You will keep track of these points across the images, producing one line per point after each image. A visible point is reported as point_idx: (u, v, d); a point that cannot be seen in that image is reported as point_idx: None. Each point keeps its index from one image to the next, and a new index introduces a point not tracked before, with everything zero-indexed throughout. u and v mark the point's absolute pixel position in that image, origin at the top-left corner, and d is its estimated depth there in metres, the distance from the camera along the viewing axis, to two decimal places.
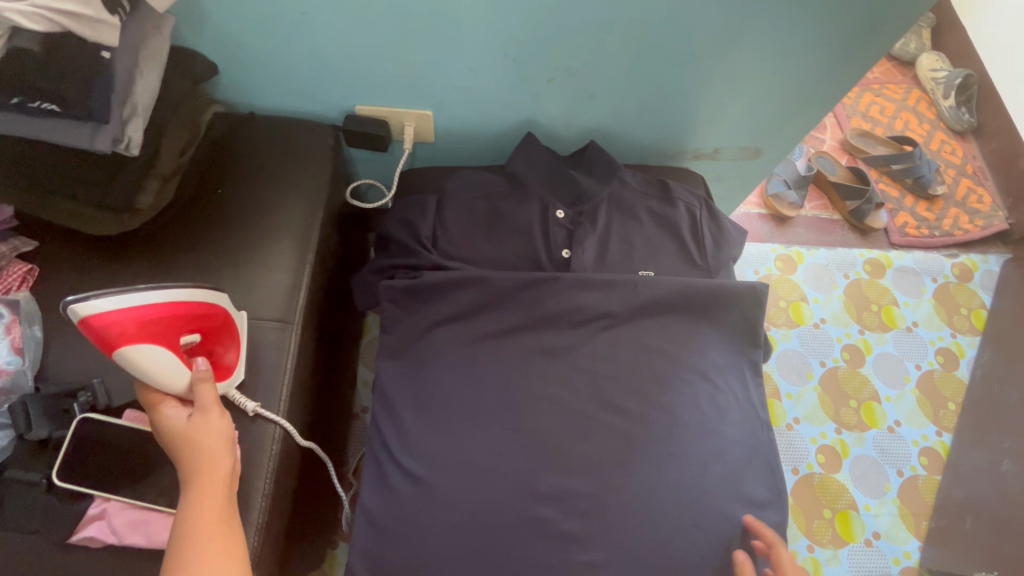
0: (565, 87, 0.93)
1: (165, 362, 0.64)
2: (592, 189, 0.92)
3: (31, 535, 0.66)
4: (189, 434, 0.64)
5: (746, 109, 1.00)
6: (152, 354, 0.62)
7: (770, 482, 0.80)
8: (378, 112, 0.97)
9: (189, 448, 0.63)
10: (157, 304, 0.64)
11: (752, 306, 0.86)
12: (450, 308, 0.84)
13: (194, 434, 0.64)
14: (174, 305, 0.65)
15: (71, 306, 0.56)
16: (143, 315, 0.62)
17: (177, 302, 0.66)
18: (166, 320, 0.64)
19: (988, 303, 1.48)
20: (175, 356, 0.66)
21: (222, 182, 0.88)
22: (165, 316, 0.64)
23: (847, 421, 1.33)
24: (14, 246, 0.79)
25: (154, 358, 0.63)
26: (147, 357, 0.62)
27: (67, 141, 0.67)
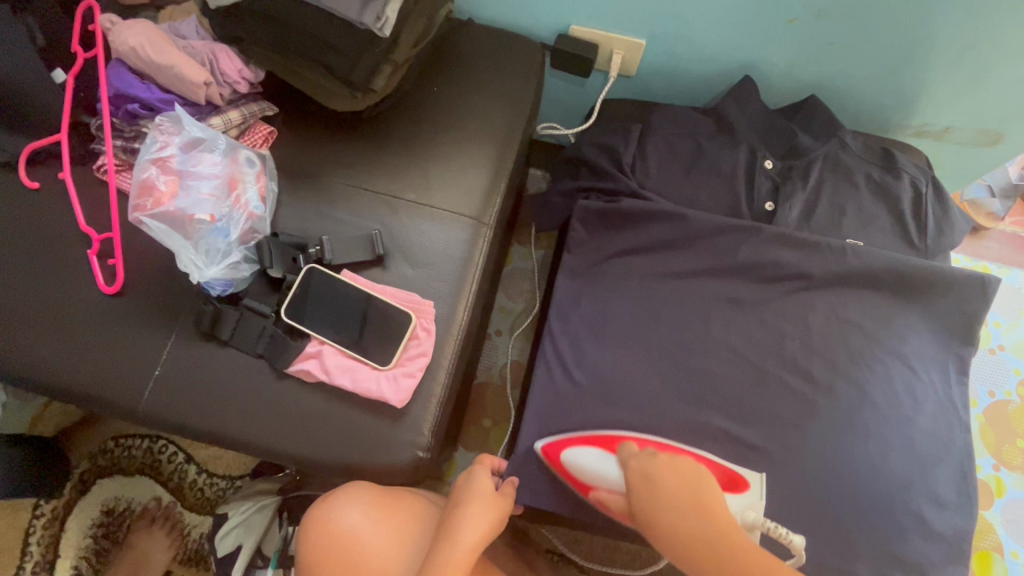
0: (805, 31, 0.86)
1: (599, 464, 0.72)
2: (809, 144, 0.86)
3: (256, 358, 0.74)
4: (637, 487, 0.65)
5: (1004, 89, 0.88)
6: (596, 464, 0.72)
7: (960, 486, 0.74)
8: (592, 35, 0.94)
9: (689, 499, 0.61)
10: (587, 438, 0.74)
11: (975, 298, 0.78)
12: (640, 240, 0.83)
13: (684, 471, 0.64)
14: (585, 437, 0.74)
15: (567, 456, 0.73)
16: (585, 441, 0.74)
17: (591, 436, 0.74)
18: (601, 441, 0.73)
19: None
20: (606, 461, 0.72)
21: (438, 81, 0.91)
22: (613, 438, 0.73)
23: (1009, 460, 1.19)
24: (261, 108, 0.86)
25: (595, 472, 0.72)
26: (580, 464, 0.72)
27: (338, 8, 0.74)
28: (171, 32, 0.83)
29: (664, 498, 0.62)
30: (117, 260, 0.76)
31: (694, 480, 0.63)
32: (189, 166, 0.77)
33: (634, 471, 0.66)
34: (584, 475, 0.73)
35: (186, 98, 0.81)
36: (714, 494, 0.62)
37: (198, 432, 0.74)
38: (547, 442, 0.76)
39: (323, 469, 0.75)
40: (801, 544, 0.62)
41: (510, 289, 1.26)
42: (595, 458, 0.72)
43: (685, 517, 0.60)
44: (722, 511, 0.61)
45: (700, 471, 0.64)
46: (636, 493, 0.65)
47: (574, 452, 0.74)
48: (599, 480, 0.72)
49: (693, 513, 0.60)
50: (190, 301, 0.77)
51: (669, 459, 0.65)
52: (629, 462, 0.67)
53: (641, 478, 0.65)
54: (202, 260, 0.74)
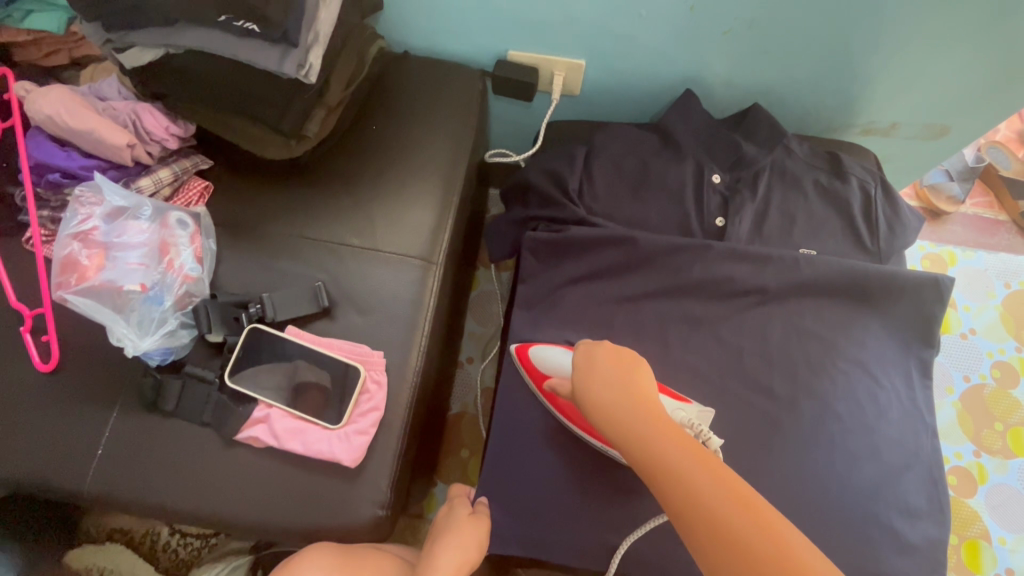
0: (741, 40, 0.85)
1: (558, 356, 0.75)
2: (756, 154, 0.85)
3: (201, 427, 0.71)
4: (580, 366, 0.65)
5: (945, 83, 0.88)
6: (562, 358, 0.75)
7: (931, 493, 0.73)
8: (530, 58, 0.92)
9: (621, 378, 0.62)
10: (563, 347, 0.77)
11: (931, 300, 0.77)
12: (592, 267, 0.81)
13: (626, 359, 0.65)
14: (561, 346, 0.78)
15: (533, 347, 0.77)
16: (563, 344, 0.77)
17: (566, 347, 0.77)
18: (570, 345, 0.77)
19: None
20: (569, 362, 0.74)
21: (376, 118, 0.89)
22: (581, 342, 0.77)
23: (988, 444, 1.19)
24: (194, 163, 0.83)
25: (556, 364, 0.75)
26: (545, 355, 0.76)
27: (259, 60, 0.70)
28: (92, 94, 0.80)
29: (600, 375, 0.63)
30: (50, 337, 0.73)
31: (631, 366, 0.64)
32: (116, 236, 0.75)
33: (580, 353, 0.67)
34: (544, 366, 0.76)
35: (110, 161, 0.78)
36: (647, 380, 0.62)
37: (147, 509, 0.71)
38: (520, 343, 0.80)
39: (280, 536, 0.72)
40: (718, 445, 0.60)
41: (478, 315, 1.24)
42: (556, 352, 0.76)
43: (612, 388, 0.61)
44: (651, 393, 0.61)
45: (639, 361, 0.64)
46: (576, 371, 0.65)
47: (541, 347, 0.77)
48: (555, 370, 0.75)
49: (622, 389, 0.61)
50: (129, 374, 0.74)
51: (616, 348, 0.66)
52: (580, 346, 0.68)
53: (585, 358, 0.66)
54: (136, 332, 0.72)
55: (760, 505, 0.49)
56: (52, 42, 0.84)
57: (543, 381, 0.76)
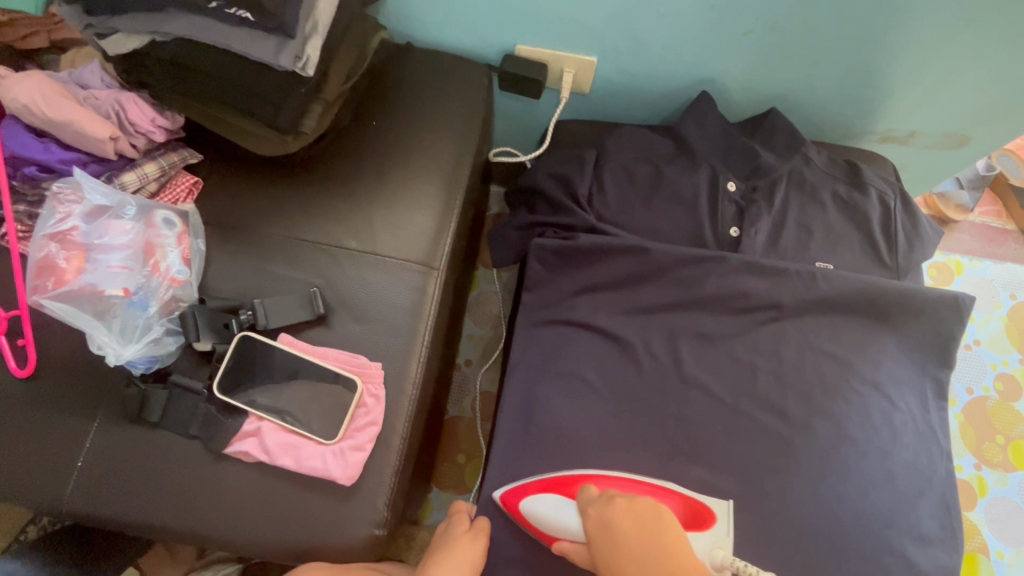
0: (762, 42, 0.81)
1: (558, 511, 0.67)
2: (773, 162, 0.82)
3: (189, 440, 0.68)
4: (597, 537, 0.62)
5: (969, 93, 0.85)
6: (564, 515, 0.66)
7: (944, 518, 0.71)
8: (540, 54, 0.88)
9: (653, 545, 0.60)
10: (545, 479, 0.69)
11: (950, 319, 0.75)
12: (601, 277, 0.78)
13: (643, 515, 0.62)
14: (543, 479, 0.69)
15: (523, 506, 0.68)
16: (545, 480, 0.69)
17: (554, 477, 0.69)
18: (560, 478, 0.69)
19: None
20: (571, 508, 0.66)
21: (377, 115, 0.84)
22: (564, 479, 0.69)
23: (990, 457, 1.18)
24: (182, 157, 0.78)
25: (554, 521, 0.67)
26: (539, 516, 0.67)
27: (251, 51, 0.65)
28: (72, 81, 0.75)
29: (626, 552, 0.60)
30: (26, 341, 0.68)
31: (655, 524, 0.61)
32: (97, 237, 0.70)
33: (592, 521, 0.63)
34: (545, 527, 0.67)
35: (91, 154, 0.73)
36: (677, 534, 0.61)
37: (130, 524, 0.67)
38: (504, 491, 0.69)
39: (271, 554, 0.69)
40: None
41: (476, 317, 1.21)
42: (553, 505, 0.67)
43: (646, 567, 0.59)
44: (680, 542, 0.60)
45: (661, 510, 0.62)
46: (595, 541, 0.62)
47: (533, 501, 0.68)
48: (561, 531, 0.67)
49: (657, 565, 0.59)
50: (112, 382, 0.70)
51: (629, 505, 0.63)
52: (588, 511, 0.64)
53: (602, 534, 0.62)
54: (118, 340, 0.68)
55: None
56: (28, 23, 0.78)
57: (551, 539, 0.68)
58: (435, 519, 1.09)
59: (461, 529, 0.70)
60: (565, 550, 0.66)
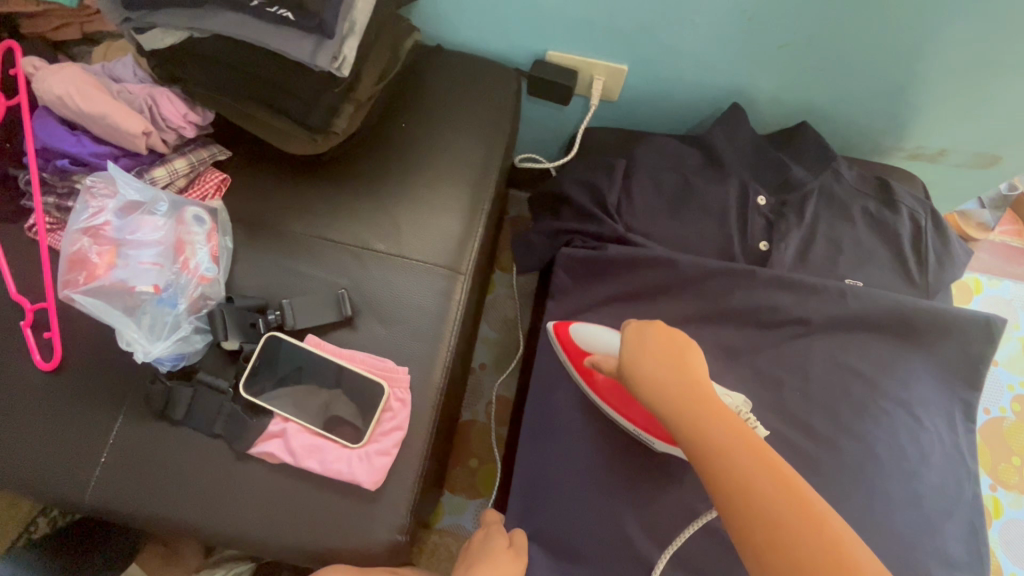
0: (796, 57, 0.81)
1: (606, 335, 0.72)
2: (804, 177, 0.81)
3: (213, 439, 0.67)
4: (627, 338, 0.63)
5: (1002, 113, 0.84)
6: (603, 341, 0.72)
7: (971, 542, 0.70)
8: (571, 61, 0.87)
9: (676, 358, 0.59)
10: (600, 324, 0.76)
11: (980, 341, 0.74)
12: (629, 287, 0.77)
13: (676, 337, 0.61)
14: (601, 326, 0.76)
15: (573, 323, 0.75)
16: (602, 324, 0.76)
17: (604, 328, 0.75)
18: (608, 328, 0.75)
19: None
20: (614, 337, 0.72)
21: (406, 116, 0.84)
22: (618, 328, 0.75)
23: (1006, 479, 1.17)
24: (211, 153, 0.78)
25: (597, 342, 0.72)
26: (583, 333, 0.74)
27: (290, 50, 0.65)
28: (105, 74, 0.75)
29: (648, 351, 0.60)
30: (53, 334, 0.68)
31: (683, 347, 0.60)
32: (129, 234, 0.70)
33: (628, 327, 0.64)
34: (586, 342, 0.73)
35: (122, 148, 0.73)
36: (700, 365, 0.59)
37: (152, 521, 0.67)
38: (558, 320, 0.78)
39: (292, 556, 0.68)
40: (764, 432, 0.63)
41: (493, 321, 1.20)
42: (602, 330, 0.73)
43: (662, 366, 0.58)
44: (705, 380, 0.58)
45: (692, 345, 0.61)
46: (625, 344, 0.62)
47: (582, 326, 0.75)
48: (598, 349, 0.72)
49: (674, 366, 0.58)
50: (137, 378, 0.69)
51: (667, 329, 0.63)
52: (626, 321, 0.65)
53: (633, 335, 0.62)
54: (147, 336, 0.67)
55: (815, 511, 0.47)
56: (62, 15, 0.78)
57: (582, 359, 0.74)
58: (447, 524, 1.08)
59: (500, 543, 0.68)
60: (596, 359, 0.67)
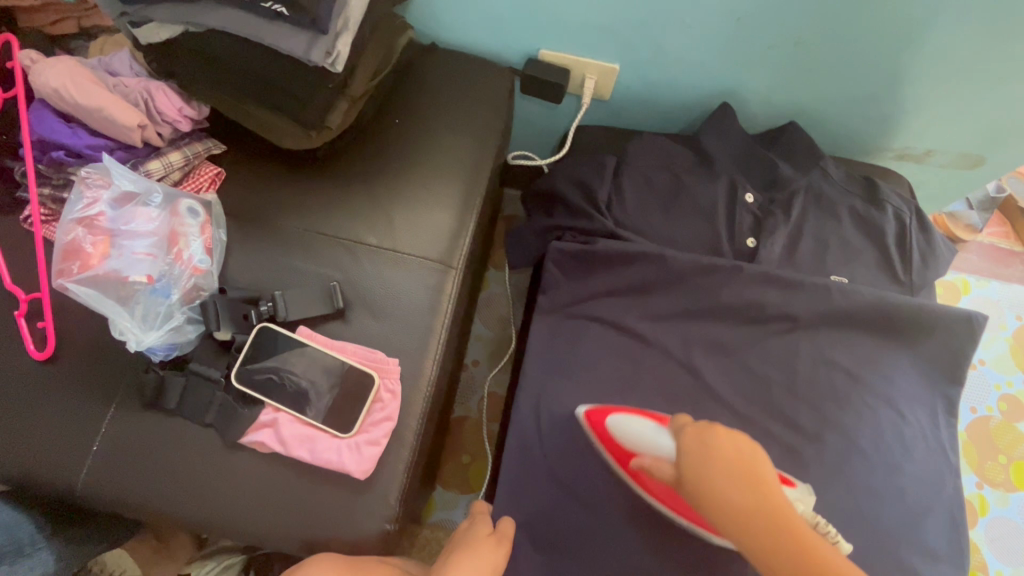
0: (784, 57, 0.82)
1: (650, 434, 0.67)
2: (792, 175, 0.82)
3: (205, 428, 0.68)
4: (690, 452, 0.60)
5: (986, 114, 0.86)
6: (643, 433, 0.67)
7: (952, 534, 0.71)
8: (563, 59, 0.89)
9: (746, 472, 0.57)
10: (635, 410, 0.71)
11: (963, 337, 0.76)
12: (618, 283, 0.78)
13: (744, 447, 0.59)
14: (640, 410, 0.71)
15: (612, 419, 0.70)
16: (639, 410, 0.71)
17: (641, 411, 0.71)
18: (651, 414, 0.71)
19: None
20: (660, 429, 0.67)
21: (400, 113, 0.85)
22: (662, 415, 0.70)
23: (991, 477, 1.19)
24: (206, 147, 0.79)
25: (642, 439, 0.67)
26: (624, 427, 0.69)
27: (283, 45, 0.66)
28: (102, 68, 0.76)
29: (717, 466, 0.58)
30: (46, 324, 0.68)
31: (751, 454, 0.58)
32: (122, 223, 0.71)
33: (687, 437, 0.61)
34: (628, 441, 0.68)
35: (118, 141, 0.74)
36: (772, 475, 0.58)
37: (143, 510, 0.68)
38: (592, 407, 0.72)
39: (282, 544, 0.69)
40: (846, 543, 0.59)
41: (485, 318, 1.21)
42: (646, 428, 0.67)
43: (731, 486, 0.56)
44: (778, 493, 0.56)
45: (759, 452, 0.59)
46: (685, 454, 0.60)
47: (622, 420, 0.69)
48: (641, 446, 0.67)
49: (744, 482, 0.56)
50: (130, 368, 0.70)
51: (730, 434, 0.60)
52: (685, 428, 0.63)
53: (695, 442, 0.60)
54: (139, 325, 0.68)
55: None
56: (61, 9, 0.79)
57: (627, 457, 0.69)
58: (439, 519, 1.09)
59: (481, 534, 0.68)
60: (644, 465, 0.63)
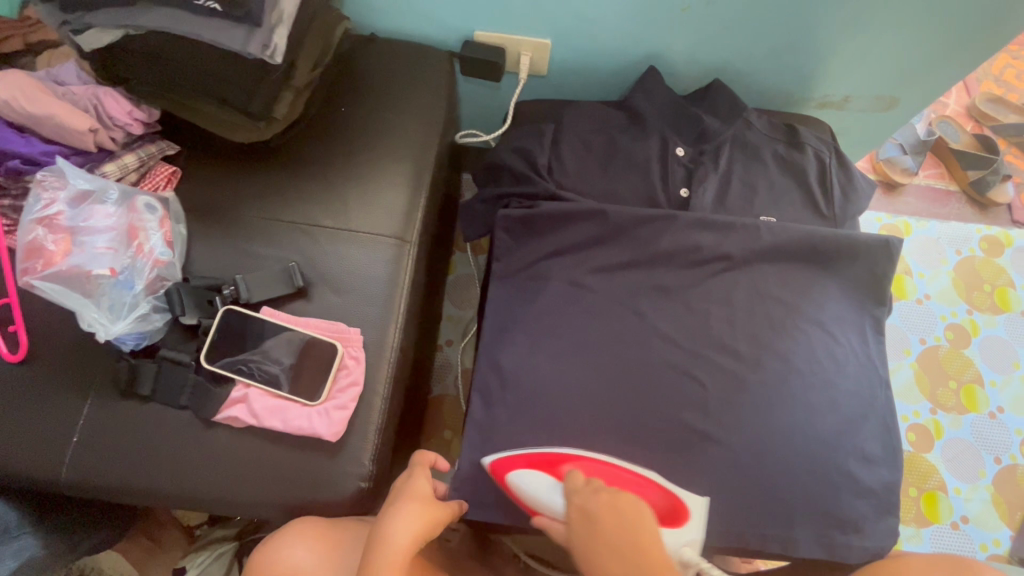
0: (700, 18, 0.87)
1: (545, 490, 0.70)
2: (718, 128, 0.88)
3: (180, 410, 0.72)
4: (576, 524, 0.64)
5: (893, 56, 0.92)
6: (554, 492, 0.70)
7: (886, 440, 0.78)
8: (498, 39, 0.93)
9: (626, 542, 0.60)
10: (544, 459, 0.72)
11: (882, 259, 0.82)
12: (565, 241, 0.83)
13: (625, 510, 0.62)
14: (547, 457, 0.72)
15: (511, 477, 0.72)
16: (532, 456, 0.72)
17: (547, 456, 0.72)
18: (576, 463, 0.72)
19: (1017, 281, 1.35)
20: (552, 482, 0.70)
21: (346, 100, 0.89)
22: (557, 459, 0.72)
23: (944, 401, 1.26)
24: (160, 148, 0.82)
25: (540, 494, 0.70)
26: (527, 488, 0.71)
27: (220, 40, 0.69)
28: (50, 79, 0.79)
29: (603, 544, 0.61)
30: (17, 326, 0.71)
31: (630, 523, 0.61)
32: (81, 221, 0.74)
33: (573, 510, 0.65)
34: (527, 496, 0.71)
35: (72, 147, 0.77)
36: (652, 539, 0.61)
37: (128, 493, 0.71)
38: (495, 460, 0.73)
39: (265, 512, 0.73)
40: None
41: (454, 297, 1.26)
42: (542, 485, 0.70)
43: (611, 559, 0.60)
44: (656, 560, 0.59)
45: (643, 515, 0.62)
46: (573, 526, 0.64)
47: (518, 477, 0.71)
48: (543, 505, 0.70)
49: (626, 556, 0.59)
50: (101, 360, 0.73)
51: (606, 501, 0.63)
52: (572, 498, 0.66)
53: (577, 515, 0.64)
54: (106, 317, 0.72)
55: None
56: (2, 28, 0.82)
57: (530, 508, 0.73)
58: None
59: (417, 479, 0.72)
60: (543, 524, 0.69)
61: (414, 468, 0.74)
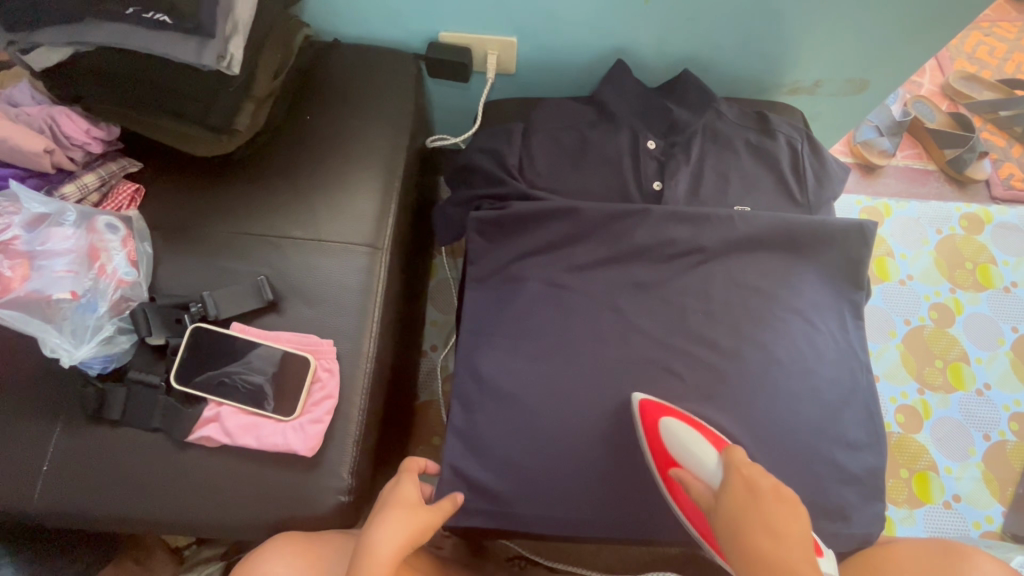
0: (664, 9, 0.87)
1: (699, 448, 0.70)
2: (688, 118, 0.87)
3: (152, 433, 0.70)
4: (737, 489, 0.60)
5: (860, 39, 0.92)
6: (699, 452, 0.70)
7: (869, 424, 0.78)
8: (462, 39, 0.92)
9: (780, 523, 0.56)
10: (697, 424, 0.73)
11: (858, 243, 0.81)
12: (538, 240, 0.82)
13: (787, 495, 0.58)
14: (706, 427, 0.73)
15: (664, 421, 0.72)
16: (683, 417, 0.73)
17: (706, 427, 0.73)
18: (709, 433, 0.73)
19: (998, 257, 1.35)
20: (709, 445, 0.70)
21: (312, 108, 0.88)
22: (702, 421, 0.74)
23: (931, 381, 1.26)
24: (122, 166, 0.81)
25: (688, 451, 0.71)
26: (675, 435, 0.71)
27: (173, 52, 0.68)
28: (3, 100, 0.77)
29: (756, 515, 0.57)
30: None
31: (786, 509, 0.57)
32: (38, 244, 0.73)
33: (738, 478, 0.61)
34: (673, 447, 0.71)
35: (30, 170, 0.76)
36: (795, 526, 0.56)
37: (102, 519, 0.70)
38: (649, 401, 0.74)
39: (245, 532, 0.71)
40: None
41: (436, 301, 1.25)
42: (690, 439, 0.71)
43: (761, 534, 0.55)
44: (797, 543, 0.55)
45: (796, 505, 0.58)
46: (731, 496, 0.60)
47: (673, 427, 0.71)
48: (689, 462, 0.71)
49: (775, 533, 0.55)
50: (66, 385, 0.71)
51: (778, 487, 0.59)
52: (739, 468, 0.62)
53: (745, 487, 0.60)
54: (70, 342, 0.70)
55: None
56: None
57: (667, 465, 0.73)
58: None
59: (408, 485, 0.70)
60: (683, 478, 0.67)
61: (401, 475, 0.72)
